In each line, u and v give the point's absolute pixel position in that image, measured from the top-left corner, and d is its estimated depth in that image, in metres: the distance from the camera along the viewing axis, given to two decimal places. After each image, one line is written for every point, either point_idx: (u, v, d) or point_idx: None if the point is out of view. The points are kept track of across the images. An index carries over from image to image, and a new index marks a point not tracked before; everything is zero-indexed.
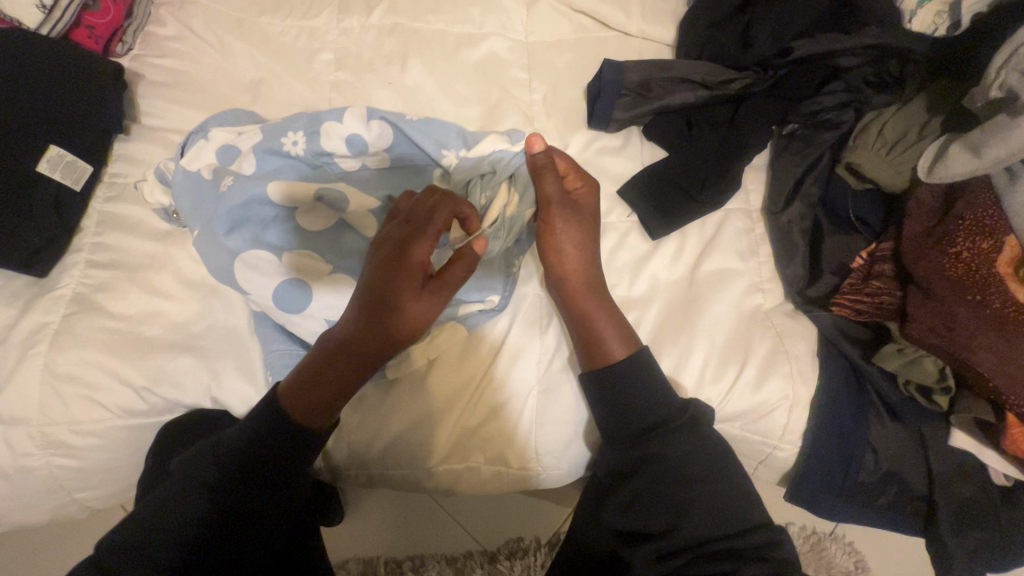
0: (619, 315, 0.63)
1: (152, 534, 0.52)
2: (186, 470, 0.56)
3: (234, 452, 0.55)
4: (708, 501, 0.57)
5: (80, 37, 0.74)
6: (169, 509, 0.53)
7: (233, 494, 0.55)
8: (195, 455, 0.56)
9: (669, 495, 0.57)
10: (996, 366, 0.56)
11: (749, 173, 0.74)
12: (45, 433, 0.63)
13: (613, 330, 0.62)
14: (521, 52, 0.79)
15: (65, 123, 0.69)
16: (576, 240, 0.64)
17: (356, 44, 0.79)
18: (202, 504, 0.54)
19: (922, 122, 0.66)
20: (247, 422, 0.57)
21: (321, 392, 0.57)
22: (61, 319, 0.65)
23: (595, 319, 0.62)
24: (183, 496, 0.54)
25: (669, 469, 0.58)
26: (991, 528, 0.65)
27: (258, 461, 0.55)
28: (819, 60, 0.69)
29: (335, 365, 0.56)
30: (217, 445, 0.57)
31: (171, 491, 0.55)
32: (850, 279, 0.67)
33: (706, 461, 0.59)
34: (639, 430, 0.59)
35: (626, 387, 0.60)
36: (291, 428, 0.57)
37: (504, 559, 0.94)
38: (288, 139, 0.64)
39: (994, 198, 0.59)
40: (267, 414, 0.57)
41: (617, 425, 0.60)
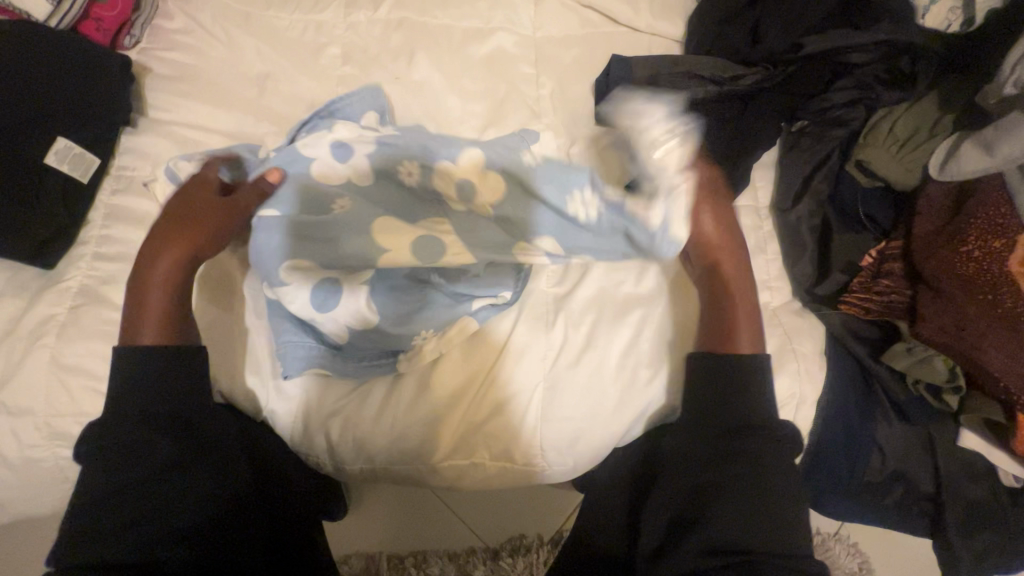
0: (750, 306, 0.63)
1: (99, 523, 0.53)
2: (107, 456, 0.54)
3: (148, 406, 0.56)
4: (759, 495, 0.56)
5: (87, 29, 0.74)
6: (109, 496, 0.54)
7: (152, 476, 0.54)
8: (109, 436, 0.55)
9: (740, 490, 0.56)
10: (1006, 365, 0.56)
11: (757, 171, 0.73)
12: (52, 424, 0.63)
13: (746, 322, 0.61)
14: (529, 47, 0.79)
15: (72, 115, 0.69)
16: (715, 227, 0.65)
17: (364, 38, 0.79)
18: (142, 471, 0.54)
19: (931, 120, 0.67)
20: (127, 384, 0.56)
21: (141, 315, 0.58)
22: (67, 310, 0.65)
23: (735, 315, 0.62)
24: (114, 480, 0.54)
25: (755, 460, 0.56)
26: (999, 529, 0.64)
27: (169, 420, 0.56)
28: (829, 57, 0.69)
29: (149, 295, 0.59)
30: (130, 410, 0.56)
31: (107, 469, 0.55)
32: (860, 276, 0.66)
33: (760, 459, 0.56)
34: (737, 421, 0.57)
35: (740, 371, 0.58)
36: (173, 370, 0.57)
37: (507, 556, 0.94)
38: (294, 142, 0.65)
39: (1007, 196, 0.58)
40: (159, 370, 0.56)
41: (713, 414, 0.58)
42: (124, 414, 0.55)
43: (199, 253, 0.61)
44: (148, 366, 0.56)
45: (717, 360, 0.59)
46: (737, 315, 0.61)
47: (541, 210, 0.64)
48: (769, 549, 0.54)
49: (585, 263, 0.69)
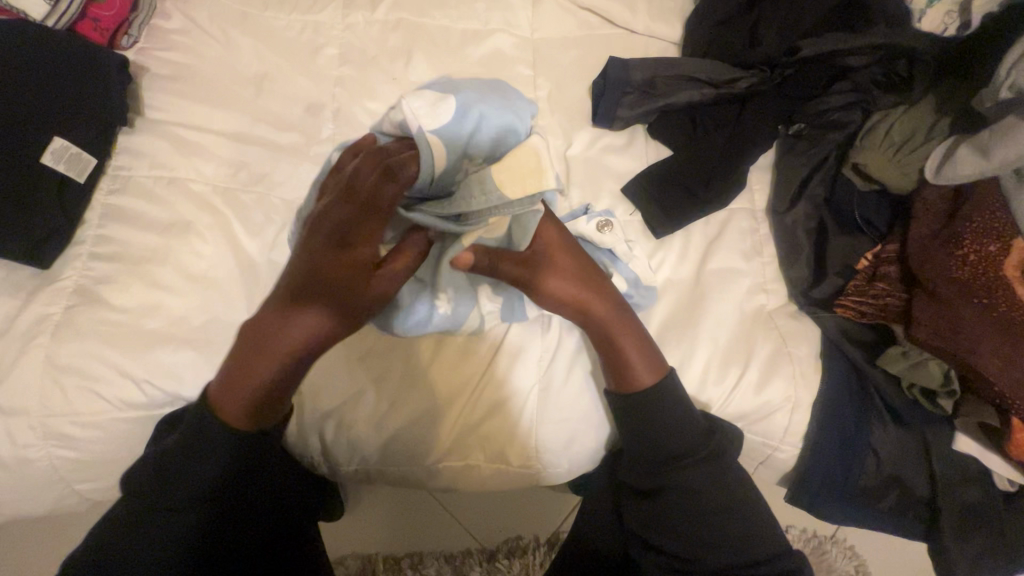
0: (647, 343, 0.61)
1: (116, 558, 0.53)
2: (143, 490, 0.55)
3: (194, 471, 0.54)
4: (729, 524, 0.59)
5: (84, 29, 0.74)
6: (132, 533, 0.54)
7: (190, 536, 0.54)
8: (148, 472, 0.55)
9: (700, 521, 0.58)
10: (1001, 368, 0.56)
11: (754, 174, 0.73)
12: (47, 424, 0.63)
13: (639, 357, 0.60)
14: (527, 49, 0.79)
15: (69, 115, 0.69)
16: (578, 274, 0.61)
17: (361, 39, 0.79)
18: (187, 528, 0.54)
19: (930, 123, 0.66)
20: (179, 445, 0.54)
21: (240, 380, 0.54)
22: (63, 311, 0.65)
23: (625, 352, 0.60)
24: (146, 517, 0.54)
25: (700, 491, 0.59)
26: (993, 533, 0.64)
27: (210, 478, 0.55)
28: (823, 61, 0.69)
29: (271, 354, 0.53)
30: (174, 469, 0.54)
31: (146, 520, 0.54)
32: (854, 280, 0.66)
33: (732, 489, 0.59)
34: (674, 450, 0.59)
35: (657, 405, 0.59)
36: (225, 433, 0.54)
37: (503, 558, 0.94)
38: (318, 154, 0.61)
39: (1001, 199, 0.58)
40: (215, 428, 0.54)
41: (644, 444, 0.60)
42: (170, 457, 0.55)
43: (309, 343, 0.54)
44: (205, 423, 0.54)
45: (644, 399, 0.59)
46: (623, 353, 0.60)
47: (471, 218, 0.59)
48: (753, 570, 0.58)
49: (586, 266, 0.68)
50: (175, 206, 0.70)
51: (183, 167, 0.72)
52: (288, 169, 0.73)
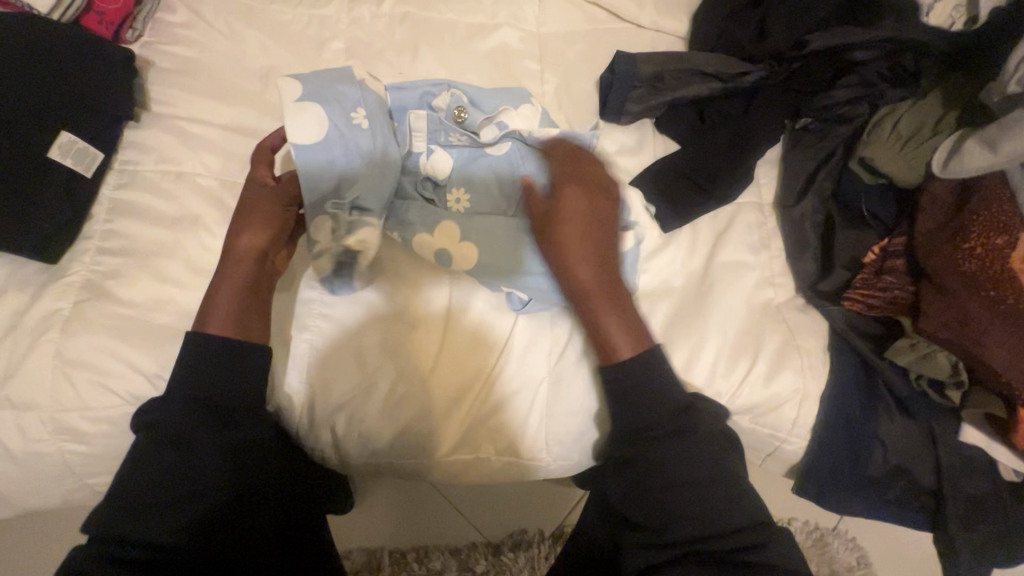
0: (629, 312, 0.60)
1: (145, 504, 0.52)
2: (159, 438, 0.54)
3: (217, 396, 0.56)
4: (721, 500, 0.55)
5: (89, 22, 0.74)
6: (159, 476, 0.53)
7: (213, 466, 0.54)
8: (165, 418, 0.55)
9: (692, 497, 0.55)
10: (1008, 362, 0.56)
11: (761, 167, 0.73)
12: (58, 419, 0.63)
13: (617, 324, 0.59)
14: (534, 43, 0.79)
15: (76, 110, 0.68)
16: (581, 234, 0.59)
17: (368, 33, 0.79)
18: (210, 458, 0.54)
19: (936, 118, 0.66)
20: (198, 373, 0.56)
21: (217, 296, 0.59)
22: (72, 305, 0.65)
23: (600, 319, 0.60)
24: (171, 458, 0.53)
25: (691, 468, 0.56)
26: (996, 523, 0.65)
27: (228, 410, 0.56)
28: (831, 54, 0.69)
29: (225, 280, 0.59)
30: (197, 395, 0.55)
31: (169, 451, 0.53)
32: (863, 273, 0.66)
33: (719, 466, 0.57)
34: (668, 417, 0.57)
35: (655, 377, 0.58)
36: (236, 364, 0.57)
37: (508, 551, 0.95)
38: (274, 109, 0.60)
39: (1010, 193, 0.58)
40: (230, 357, 0.57)
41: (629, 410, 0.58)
42: (186, 396, 0.55)
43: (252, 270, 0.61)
44: (209, 355, 0.56)
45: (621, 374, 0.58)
46: (606, 327, 0.59)
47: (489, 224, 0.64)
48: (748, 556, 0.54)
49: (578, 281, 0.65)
50: (183, 201, 0.70)
51: (190, 161, 0.72)
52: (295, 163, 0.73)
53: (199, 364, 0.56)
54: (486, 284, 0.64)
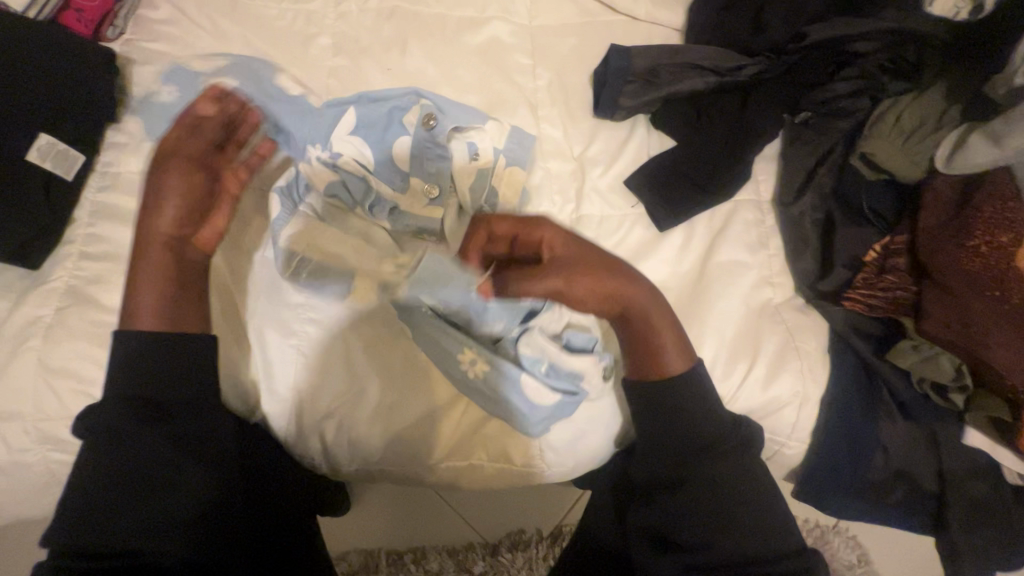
0: (682, 332, 0.60)
1: (95, 512, 0.51)
2: (103, 444, 0.53)
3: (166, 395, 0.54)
4: (747, 515, 0.56)
5: (68, 20, 0.72)
6: (105, 484, 0.52)
7: (162, 468, 0.53)
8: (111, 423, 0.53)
9: (718, 512, 0.56)
10: (1013, 362, 0.55)
11: (759, 164, 0.71)
12: (42, 428, 0.62)
13: (673, 342, 0.59)
14: (525, 37, 0.77)
15: (55, 111, 0.67)
16: (592, 291, 0.57)
17: (355, 28, 0.76)
18: (160, 460, 0.53)
19: (940, 110, 0.64)
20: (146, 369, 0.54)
21: (139, 295, 0.57)
22: (54, 312, 0.63)
23: (652, 342, 0.59)
24: (124, 458, 0.52)
25: (721, 486, 0.57)
26: (1000, 525, 0.64)
27: (165, 414, 0.54)
28: (832, 45, 0.67)
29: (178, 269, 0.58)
30: (146, 392, 0.54)
31: (124, 451, 0.52)
32: (863, 272, 0.65)
33: (750, 484, 0.57)
34: (704, 439, 0.57)
35: (685, 396, 0.57)
36: (166, 358, 0.55)
37: (506, 552, 0.94)
38: (166, 89, 0.72)
39: (1016, 187, 0.56)
40: (164, 355, 0.55)
41: (673, 431, 0.58)
42: (126, 400, 0.54)
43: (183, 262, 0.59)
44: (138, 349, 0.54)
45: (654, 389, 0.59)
46: (659, 343, 0.58)
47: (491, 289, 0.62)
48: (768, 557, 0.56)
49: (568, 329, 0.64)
50: None
51: None
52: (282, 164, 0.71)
53: (144, 353, 0.54)
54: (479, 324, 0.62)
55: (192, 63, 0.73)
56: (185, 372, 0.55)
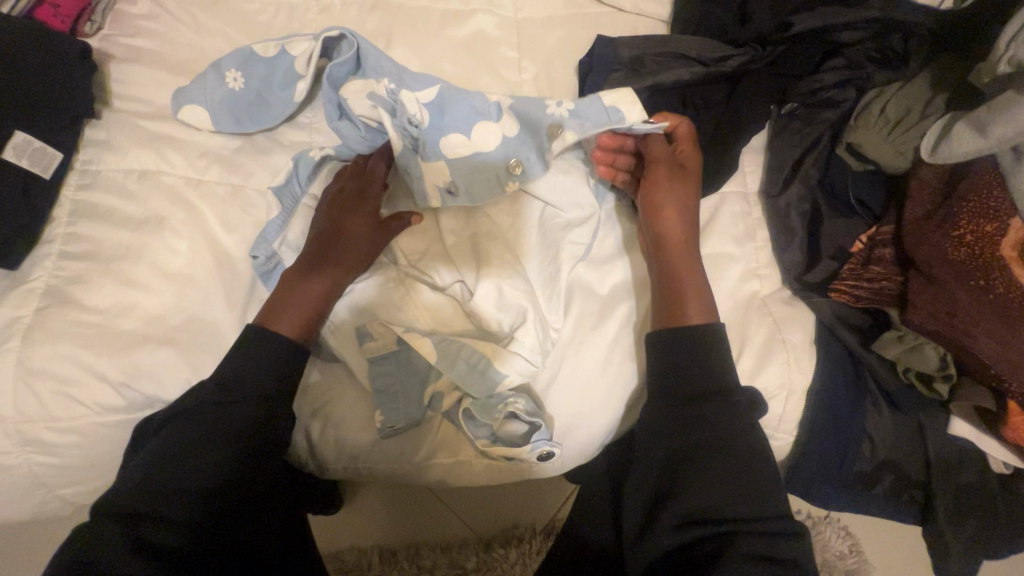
0: (703, 288, 0.62)
1: (154, 489, 0.52)
2: (184, 425, 0.54)
3: (241, 391, 0.56)
4: (739, 470, 0.54)
5: (43, 15, 0.70)
6: (172, 468, 0.53)
7: (219, 460, 0.54)
8: (195, 409, 0.56)
9: (724, 470, 0.54)
10: (997, 352, 0.55)
11: (746, 156, 0.71)
12: (24, 430, 0.61)
13: (690, 298, 0.60)
14: (510, 29, 0.76)
15: (31, 108, 0.65)
16: (675, 204, 0.63)
17: (338, 22, 0.75)
18: (222, 456, 0.54)
19: (925, 100, 0.63)
20: (232, 361, 0.57)
21: (285, 306, 0.60)
22: (34, 313, 0.62)
23: (677, 288, 0.61)
24: (189, 445, 0.54)
25: (723, 434, 0.55)
26: (986, 515, 0.64)
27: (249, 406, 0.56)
28: (820, 35, 0.67)
29: (306, 291, 0.60)
30: (223, 385, 0.56)
31: (189, 438, 0.54)
32: (850, 263, 0.65)
33: (748, 445, 0.55)
34: (701, 385, 0.57)
35: (693, 347, 0.58)
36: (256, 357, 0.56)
37: (499, 547, 0.93)
38: (228, 77, 0.68)
39: (999, 177, 0.56)
40: (263, 356, 0.57)
41: (676, 375, 0.58)
42: (216, 389, 0.56)
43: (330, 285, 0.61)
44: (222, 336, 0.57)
45: (670, 334, 0.59)
46: (677, 293, 0.61)
47: (501, 297, 0.60)
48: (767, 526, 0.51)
49: (570, 341, 0.64)
50: (147, 201, 0.67)
51: (154, 159, 0.69)
52: (266, 161, 0.70)
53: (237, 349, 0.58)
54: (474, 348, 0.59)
55: (256, 47, 0.68)
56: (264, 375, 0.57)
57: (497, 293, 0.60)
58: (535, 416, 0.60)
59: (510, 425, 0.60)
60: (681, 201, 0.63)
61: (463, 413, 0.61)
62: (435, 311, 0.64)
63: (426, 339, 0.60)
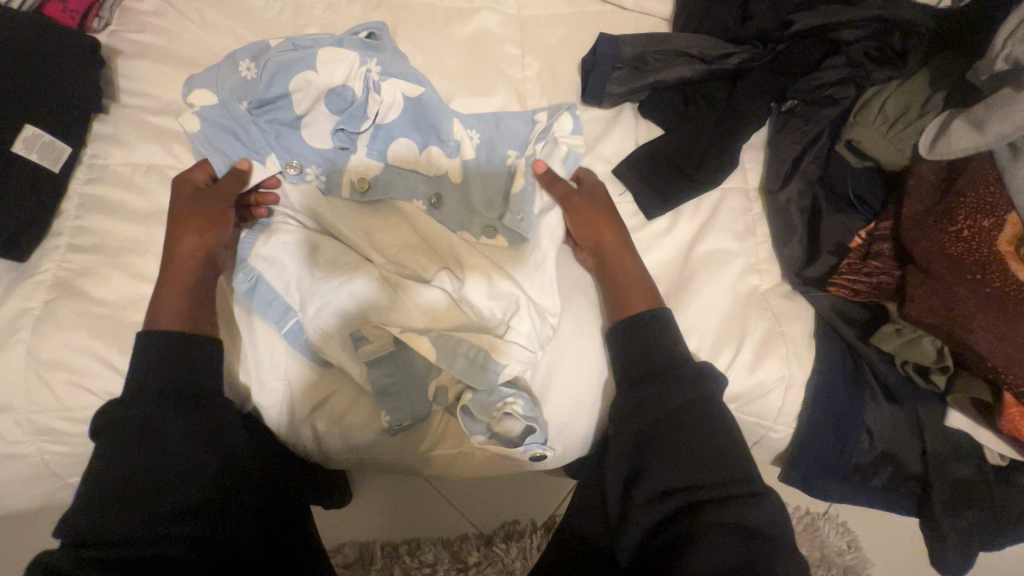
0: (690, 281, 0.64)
1: (121, 493, 0.51)
2: (135, 422, 0.53)
3: (190, 385, 0.56)
4: (698, 444, 0.54)
5: (52, 11, 0.71)
6: (137, 469, 0.52)
7: (188, 459, 0.54)
8: (139, 413, 0.54)
9: (682, 447, 0.54)
10: (995, 346, 0.55)
11: (747, 153, 0.72)
12: (34, 420, 0.62)
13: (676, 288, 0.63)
14: (514, 27, 0.77)
15: (40, 101, 0.66)
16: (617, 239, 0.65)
17: (343, 19, 0.76)
18: (191, 450, 0.54)
19: (923, 98, 0.65)
20: (167, 359, 0.56)
21: (162, 299, 0.59)
22: (43, 304, 0.63)
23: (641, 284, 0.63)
24: (148, 447, 0.53)
25: (677, 411, 0.56)
26: (985, 508, 0.64)
27: (188, 403, 0.55)
28: (820, 33, 0.68)
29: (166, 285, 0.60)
30: (171, 385, 0.55)
31: (141, 442, 0.53)
32: (849, 258, 0.65)
33: (709, 420, 0.55)
34: (652, 366, 0.58)
35: (659, 335, 0.59)
36: (206, 361, 0.57)
37: (500, 542, 0.94)
38: (242, 65, 0.66)
39: (996, 172, 0.57)
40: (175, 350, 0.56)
41: (635, 362, 0.59)
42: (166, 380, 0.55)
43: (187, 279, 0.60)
44: (152, 351, 0.56)
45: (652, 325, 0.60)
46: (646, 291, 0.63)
47: (506, 290, 0.62)
48: (735, 494, 0.52)
49: (572, 336, 0.65)
50: (155, 195, 0.68)
51: (162, 154, 0.70)
52: None
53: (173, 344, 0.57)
54: (465, 344, 0.60)
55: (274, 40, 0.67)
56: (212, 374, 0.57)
57: (489, 286, 0.62)
58: (533, 420, 0.60)
59: (507, 424, 0.60)
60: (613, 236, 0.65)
61: (462, 408, 0.61)
62: (429, 304, 0.62)
63: (425, 337, 0.60)
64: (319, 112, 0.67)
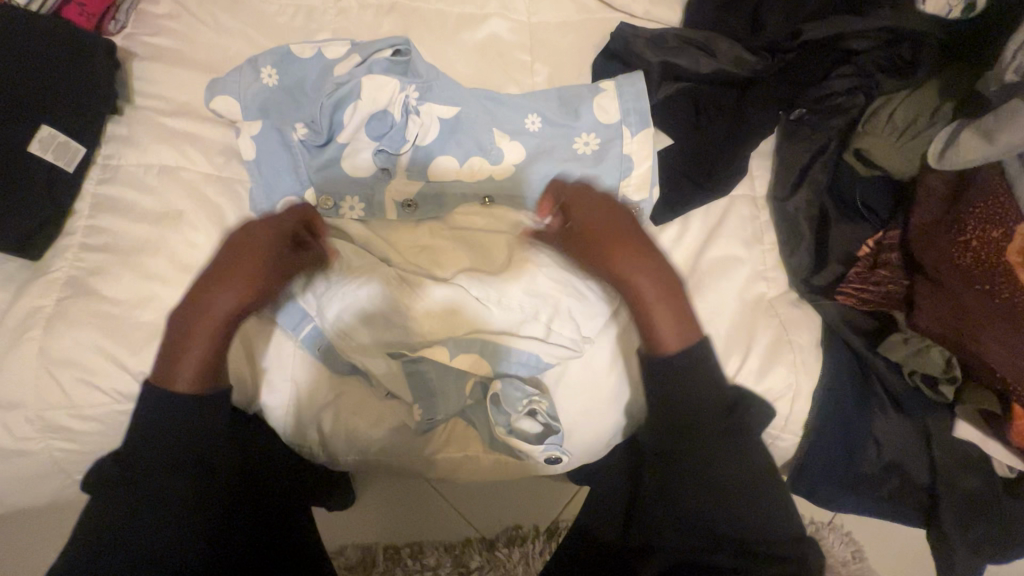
0: (688, 317, 0.54)
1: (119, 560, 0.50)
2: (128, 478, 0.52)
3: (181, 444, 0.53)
4: (749, 499, 0.52)
5: (70, 14, 0.72)
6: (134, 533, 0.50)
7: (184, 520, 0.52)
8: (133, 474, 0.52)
9: (727, 499, 0.52)
10: (1003, 356, 0.55)
11: (755, 160, 0.72)
12: (44, 417, 0.62)
13: (666, 321, 0.53)
14: (523, 33, 0.77)
15: (55, 102, 0.67)
16: (635, 256, 0.55)
17: (355, 24, 0.77)
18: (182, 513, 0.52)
19: (934, 107, 0.65)
20: (155, 414, 0.52)
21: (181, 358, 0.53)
22: (55, 302, 0.64)
23: (648, 313, 0.54)
24: (141, 506, 0.51)
25: (730, 467, 0.52)
26: (990, 519, 0.64)
27: (184, 463, 0.53)
28: (830, 43, 0.68)
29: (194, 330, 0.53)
30: (161, 444, 0.52)
31: (134, 508, 0.51)
32: (857, 267, 0.66)
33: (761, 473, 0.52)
34: (720, 413, 0.52)
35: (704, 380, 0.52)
36: (186, 423, 0.53)
37: (502, 547, 0.94)
38: (263, 72, 0.67)
39: (1006, 184, 0.57)
40: (175, 415, 0.52)
41: (697, 405, 0.51)
42: (156, 440, 0.52)
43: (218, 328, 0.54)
44: (150, 413, 0.52)
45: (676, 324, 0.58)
46: (650, 315, 0.53)
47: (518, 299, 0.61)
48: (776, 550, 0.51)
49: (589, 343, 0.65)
50: (167, 195, 0.69)
51: (175, 155, 0.71)
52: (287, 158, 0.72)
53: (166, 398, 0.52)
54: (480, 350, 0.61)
55: (293, 46, 0.68)
56: (205, 437, 0.54)
57: (495, 295, 0.61)
58: (552, 420, 0.60)
59: (523, 423, 0.61)
60: (640, 262, 0.55)
61: (489, 398, 0.61)
62: (444, 301, 0.61)
63: (441, 345, 0.60)
64: (360, 139, 0.67)
